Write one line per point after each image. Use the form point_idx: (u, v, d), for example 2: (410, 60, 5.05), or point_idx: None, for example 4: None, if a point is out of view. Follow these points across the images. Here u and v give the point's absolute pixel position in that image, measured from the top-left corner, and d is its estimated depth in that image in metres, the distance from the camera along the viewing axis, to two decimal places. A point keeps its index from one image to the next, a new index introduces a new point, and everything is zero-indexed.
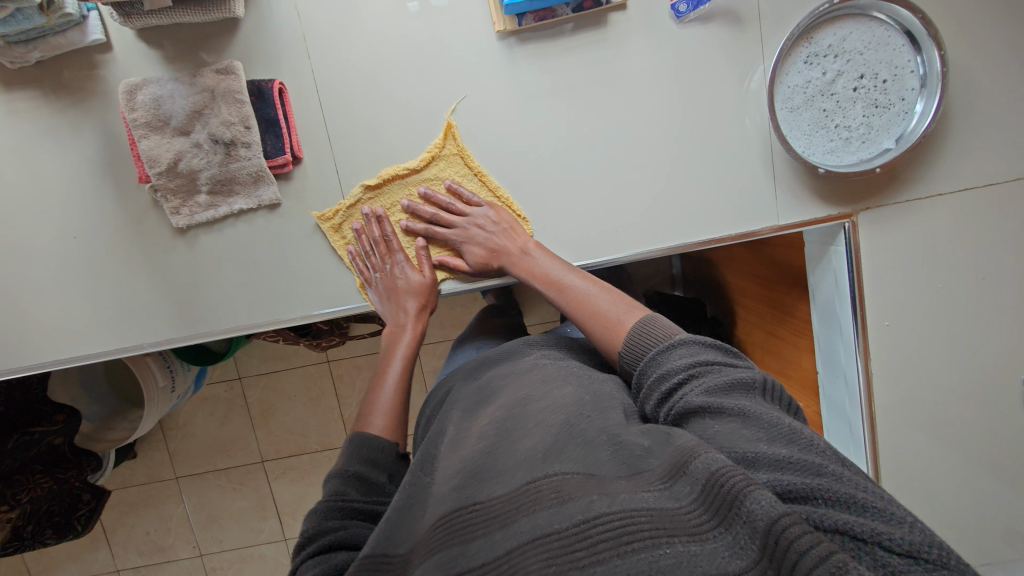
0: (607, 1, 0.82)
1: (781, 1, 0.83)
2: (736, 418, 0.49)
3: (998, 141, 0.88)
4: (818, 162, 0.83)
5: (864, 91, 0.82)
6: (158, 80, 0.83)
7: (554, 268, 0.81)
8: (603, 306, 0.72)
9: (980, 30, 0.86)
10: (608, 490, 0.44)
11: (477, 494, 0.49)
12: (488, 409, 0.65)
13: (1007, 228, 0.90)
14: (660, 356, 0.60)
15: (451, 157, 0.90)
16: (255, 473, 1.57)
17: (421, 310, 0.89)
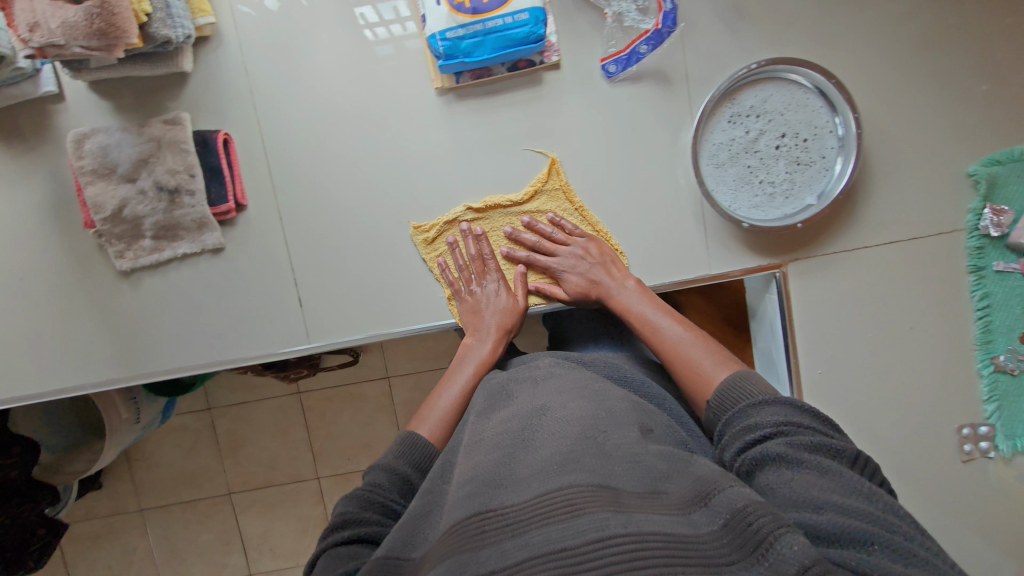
0: (540, 62, 0.86)
1: (705, 64, 0.87)
2: (813, 471, 0.51)
3: (921, 196, 0.92)
4: (742, 217, 0.87)
5: (786, 149, 0.85)
6: (106, 129, 0.85)
7: (645, 308, 0.81)
8: (702, 352, 0.72)
9: (897, 92, 0.90)
10: (624, 507, 0.47)
11: (492, 501, 0.51)
12: (503, 413, 0.65)
13: (931, 280, 0.93)
14: (755, 408, 0.59)
15: (553, 192, 0.91)
16: (221, 506, 1.54)
17: (500, 330, 0.87)
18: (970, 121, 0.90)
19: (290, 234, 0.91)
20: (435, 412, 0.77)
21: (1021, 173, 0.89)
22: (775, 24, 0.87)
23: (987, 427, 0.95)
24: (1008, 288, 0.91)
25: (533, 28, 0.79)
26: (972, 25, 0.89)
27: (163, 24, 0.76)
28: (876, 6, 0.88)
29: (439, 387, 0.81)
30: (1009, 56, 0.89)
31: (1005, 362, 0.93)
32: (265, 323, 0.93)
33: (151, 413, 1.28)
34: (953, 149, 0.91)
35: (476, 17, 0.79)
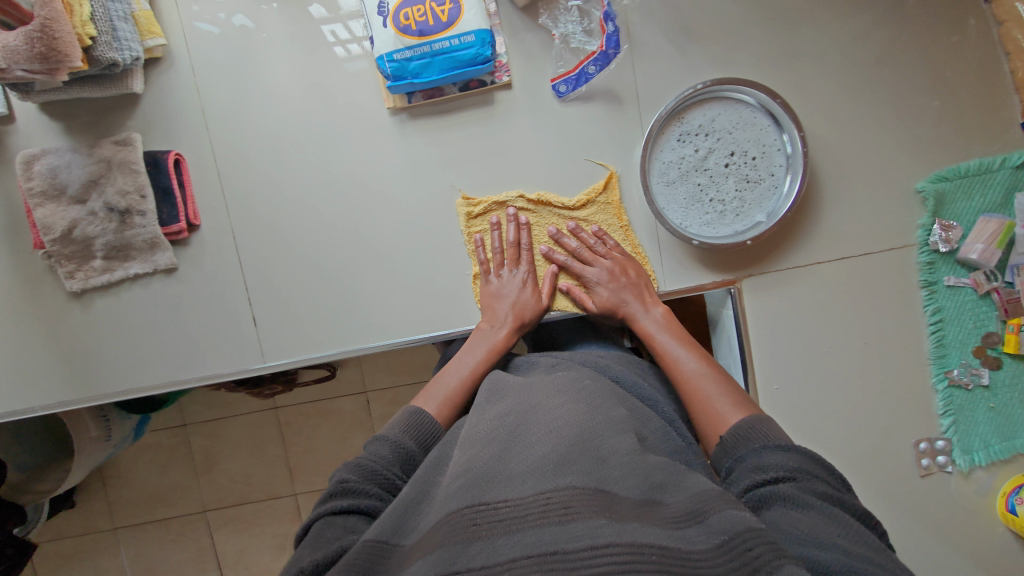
0: (491, 82, 0.87)
1: (654, 84, 0.89)
2: (821, 515, 0.49)
3: (872, 212, 0.93)
4: (693, 235, 0.87)
5: (735, 167, 0.86)
6: (57, 151, 0.85)
7: (667, 337, 0.80)
8: (721, 391, 0.70)
9: (845, 110, 0.91)
10: (619, 514, 0.46)
11: (486, 494, 0.49)
12: (499, 406, 0.63)
13: (884, 294, 0.94)
14: (770, 449, 0.57)
15: (606, 206, 0.91)
16: (195, 524, 1.51)
17: (516, 323, 0.86)
18: (918, 138, 0.92)
19: (244, 254, 0.91)
20: (442, 389, 0.76)
21: (968, 189, 0.90)
22: (721, 45, 0.89)
23: (944, 441, 0.95)
24: (959, 302, 0.92)
25: (480, 48, 0.80)
26: (916, 44, 0.90)
27: (110, 46, 0.76)
28: (821, 27, 0.90)
29: (450, 364, 0.81)
30: (953, 74, 0.91)
31: (959, 376, 0.93)
32: (220, 342, 0.92)
33: (124, 431, 1.28)
34: (902, 166, 0.92)
35: (422, 38, 0.79)
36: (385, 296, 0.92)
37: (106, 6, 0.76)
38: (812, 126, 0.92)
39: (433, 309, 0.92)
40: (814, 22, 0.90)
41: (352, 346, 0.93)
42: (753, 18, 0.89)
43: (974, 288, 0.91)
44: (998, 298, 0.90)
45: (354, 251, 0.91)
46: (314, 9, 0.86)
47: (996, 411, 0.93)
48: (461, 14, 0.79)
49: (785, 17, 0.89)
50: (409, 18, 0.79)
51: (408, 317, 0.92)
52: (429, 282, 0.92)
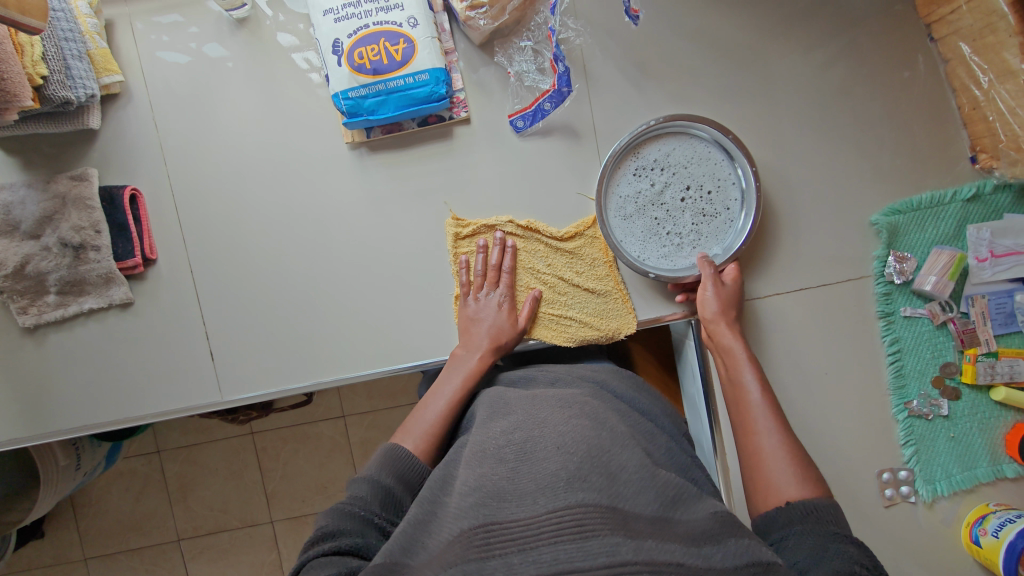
0: (450, 117, 0.87)
1: (611, 118, 0.90)
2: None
3: (830, 243, 0.94)
4: (650, 268, 0.87)
5: (691, 202, 0.87)
6: (11, 186, 0.85)
7: (749, 400, 0.72)
8: (786, 460, 0.64)
9: (800, 143, 0.93)
10: (634, 532, 0.45)
11: (498, 514, 0.47)
12: (505, 422, 0.60)
13: (844, 324, 0.94)
14: (841, 539, 0.55)
15: (593, 239, 0.91)
16: (169, 553, 1.47)
17: (492, 347, 0.84)
18: (871, 171, 0.93)
19: (202, 287, 0.90)
20: (420, 424, 0.74)
21: (921, 222, 0.92)
22: (676, 81, 0.90)
23: (906, 471, 0.95)
24: (916, 333, 0.93)
25: (434, 87, 0.81)
26: (865, 81, 0.92)
27: (62, 85, 0.77)
28: (774, 63, 0.91)
29: (430, 394, 0.79)
30: (904, 110, 0.93)
31: (918, 407, 0.93)
32: (178, 376, 0.91)
33: (93, 460, 1.26)
34: (857, 198, 0.93)
35: (377, 77, 0.80)
36: (345, 329, 0.91)
37: (59, 45, 0.76)
38: (768, 160, 0.93)
39: (392, 343, 0.92)
40: (767, 60, 0.91)
41: (312, 380, 0.92)
42: (707, 55, 0.91)
43: (930, 319, 0.92)
44: (954, 329, 0.91)
45: (314, 284, 0.91)
46: (273, 47, 0.87)
47: (956, 440, 0.93)
48: (415, 54, 0.80)
49: (738, 54, 0.91)
50: (363, 57, 0.79)
51: (369, 349, 0.92)
52: (389, 314, 0.91)
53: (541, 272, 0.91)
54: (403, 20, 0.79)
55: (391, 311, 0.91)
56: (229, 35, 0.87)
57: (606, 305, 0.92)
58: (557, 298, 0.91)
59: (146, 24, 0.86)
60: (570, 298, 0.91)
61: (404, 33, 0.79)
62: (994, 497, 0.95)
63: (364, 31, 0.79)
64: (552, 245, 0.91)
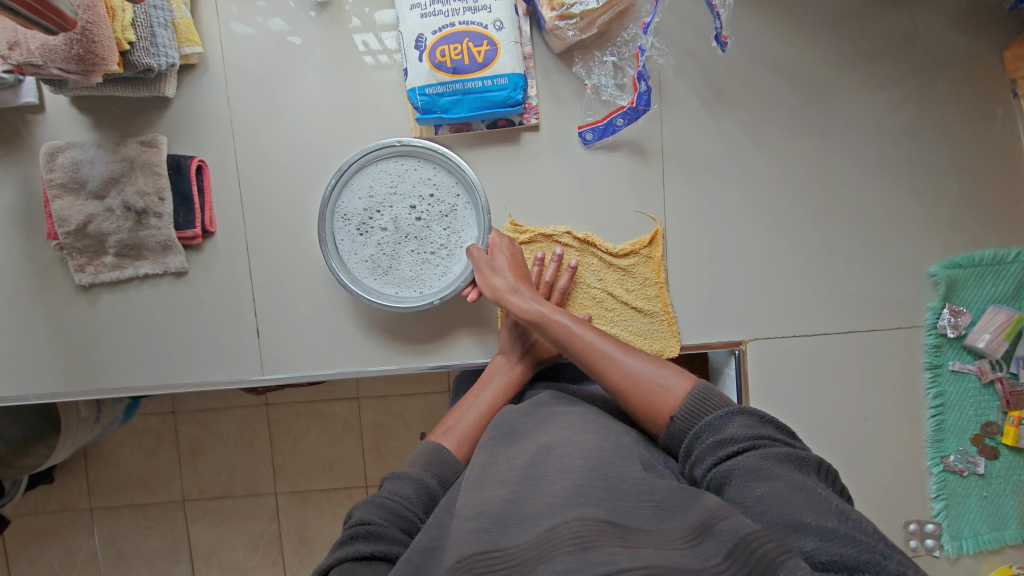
0: (520, 122, 0.87)
1: (681, 141, 0.90)
2: (786, 482, 0.49)
3: (885, 288, 0.92)
4: (442, 293, 0.86)
5: (426, 214, 0.86)
6: (81, 145, 0.86)
7: (577, 343, 0.72)
8: (643, 371, 0.67)
9: (866, 184, 0.92)
10: (633, 541, 0.44)
11: (500, 540, 0.46)
12: (512, 450, 0.61)
13: (890, 371, 0.93)
14: (724, 416, 0.58)
15: (647, 258, 0.91)
16: (173, 512, 1.49)
17: (534, 359, 0.85)
18: (935, 221, 0.92)
19: (254, 264, 0.91)
20: (461, 426, 0.76)
21: (980, 277, 0.91)
22: (750, 110, 0.90)
23: (934, 525, 0.94)
24: (962, 388, 0.92)
25: (511, 92, 0.80)
26: (942, 129, 0.91)
27: (146, 52, 0.77)
28: (851, 102, 0.90)
29: (469, 398, 0.81)
30: (977, 164, 0.91)
31: (955, 462, 0.92)
32: (220, 347, 0.92)
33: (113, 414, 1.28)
34: (917, 247, 0.92)
35: (456, 76, 0.79)
36: (387, 320, 0.92)
37: (148, 13, 0.76)
38: (831, 196, 0.92)
39: (435, 340, 0.92)
40: (845, 98, 0.90)
41: (351, 368, 0.93)
42: (785, 88, 0.90)
43: (977, 376, 0.91)
44: (1001, 389, 0.90)
45: None
46: (354, 35, 0.87)
47: (988, 499, 0.92)
48: (497, 57, 0.79)
49: (816, 88, 0.90)
50: (445, 55, 0.79)
51: (409, 343, 0.92)
52: (433, 311, 0.92)
53: (591, 286, 0.91)
54: (489, 21, 0.79)
55: (434, 307, 0.92)
56: (311, 19, 0.87)
57: (651, 323, 0.91)
58: (604, 314, 0.92)
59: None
60: (617, 314, 0.92)
61: (488, 34, 0.79)
62: (1017, 560, 0.94)
63: (449, 29, 0.78)
64: (606, 260, 0.91)
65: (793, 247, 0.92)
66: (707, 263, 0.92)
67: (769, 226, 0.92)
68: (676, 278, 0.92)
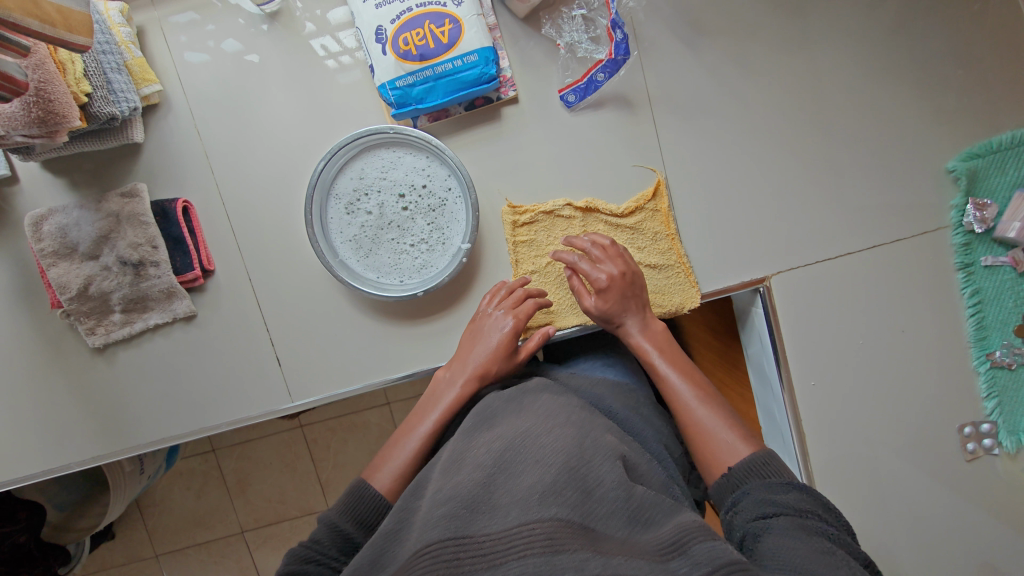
0: (498, 98, 0.84)
1: (667, 85, 0.86)
2: (821, 548, 0.50)
3: (901, 193, 0.89)
4: (417, 288, 0.84)
5: (414, 206, 0.83)
6: (64, 209, 0.84)
7: (674, 378, 0.74)
8: (725, 428, 0.68)
9: (865, 90, 0.87)
10: (602, 548, 0.46)
11: (470, 527, 0.47)
12: (489, 434, 0.59)
13: (922, 279, 0.90)
14: (789, 485, 0.58)
15: (653, 212, 0.88)
16: (235, 545, 1.51)
17: (478, 375, 0.77)
18: (943, 114, 0.88)
19: (260, 294, 0.89)
20: (395, 462, 0.70)
21: (1001, 164, 0.87)
22: (732, 37, 0.85)
23: (989, 424, 0.91)
24: (997, 282, 0.89)
25: (483, 68, 0.76)
26: (935, 16, 0.86)
27: (106, 100, 0.75)
28: (835, 8, 0.86)
29: (413, 419, 0.75)
30: (979, 46, 0.87)
31: (1001, 358, 0.90)
32: (244, 381, 0.91)
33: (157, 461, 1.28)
34: (929, 145, 0.88)
35: (424, 63, 0.75)
36: (402, 326, 0.91)
37: (98, 59, 0.73)
38: (832, 109, 0.88)
39: (454, 336, 0.91)
40: (830, 4, 0.86)
41: (377, 380, 0.92)
42: (766, 6, 0.85)
43: (1013, 267, 0.88)
44: None
45: None
46: (314, 45, 0.84)
47: None
48: (462, 34, 0.75)
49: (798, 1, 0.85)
50: (409, 43, 0.75)
51: (428, 344, 0.91)
52: (447, 308, 0.90)
53: None
54: None
55: (446, 304, 0.90)
56: (265, 34, 0.84)
57: (669, 277, 0.89)
58: None
59: (181, 25, 0.83)
60: None
61: (448, 13, 0.75)
62: None
63: (408, 15, 0.75)
64: (612, 222, 0.88)
65: (799, 171, 0.89)
66: (716, 205, 0.89)
67: (772, 154, 0.88)
68: (686, 226, 0.89)
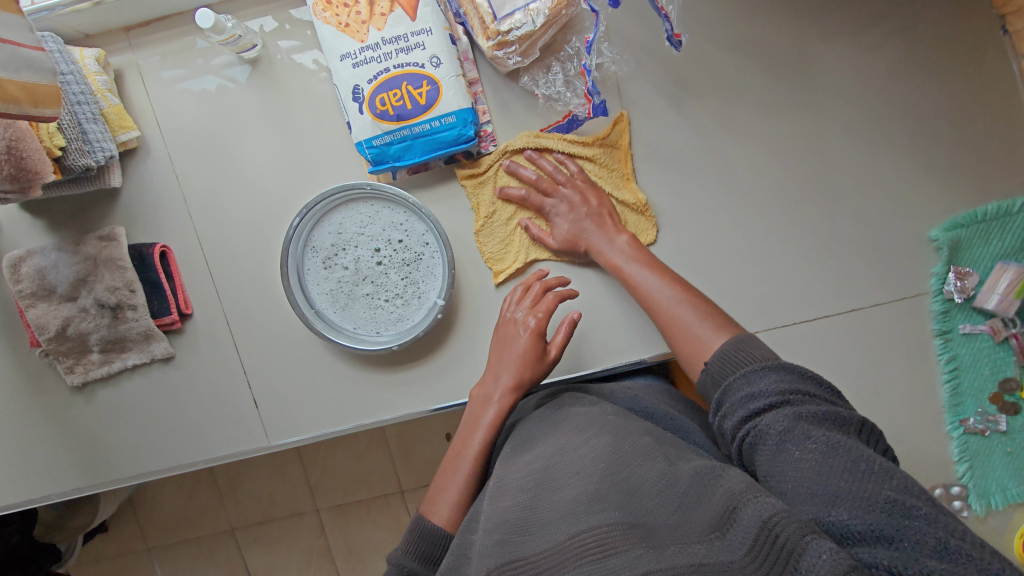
0: (477, 152, 0.83)
1: (649, 144, 0.85)
2: (822, 447, 0.45)
3: (887, 257, 0.88)
4: (391, 341, 0.84)
5: (389, 261, 0.83)
6: (42, 250, 0.84)
7: (639, 265, 0.77)
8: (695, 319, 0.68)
9: (853, 153, 0.86)
10: (657, 541, 0.42)
11: (521, 549, 0.45)
12: (527, 456, 0.58)
13: (901, 344, 0.89)
14: (768, 368, 0.53)
15: (612, 147, 0.85)
16: (223, 544, 1.36)
17: (512, 388, 0.74)
18: (932, 181, 0.86)
19: (237, 338, 0.90)
20: (450, 489, 0.68)
21: (985, 234, 0.86)
22: (716, 98, 0.85)
23: (960, 487, 0.92)
24: (975, 349, 0.89)
25: (462, 129, 0.75)
26: (927, 82, 0.84)
27: (81, 152, 0.74)
28: (824, 70, 0.84)
29: (460, 437, 0.73)
30: (970, 111, 0.85)
31: (974, 424, 0.90)
32: (220, 422, 0.92)
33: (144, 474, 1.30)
34: (915, 211, 0.87)
35: (401, 123, 0.75)
36: (378, 373, 0.90)
37: (73, 111, 0.73)
38: (817, 173, 0.86)
39: (428, 386, 0.90)
40: (819, 67, 0.84)
41: (350, 425, 0.92)
42: (754, 67, 0.84)
43: (991, 335, 0.88)
44: (1016, 344, 0.86)
45: None
46: (302, 60, 0.83)
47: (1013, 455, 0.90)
48: (440, 96, 0.74)
49: (786, 64, 0.84)
50: (386, 103, 0.74)
51: (402, 391, 0.91)
52: (424, 357, 0.90)
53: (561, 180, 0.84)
54: (425, 60, 0.74)
55: (422, 351, 0.90)
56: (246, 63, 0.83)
57: (620, 212, 0.87)
58: None
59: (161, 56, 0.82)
60: None
61: (426, 74, 0.74)
62: None
63: (385, 75, 0.74)
64: (569, 154, 0.85)
65: (783, 231, 0.87)
66: (695, 264, 0.88)
67: (755, 212, 0.87)
68: None
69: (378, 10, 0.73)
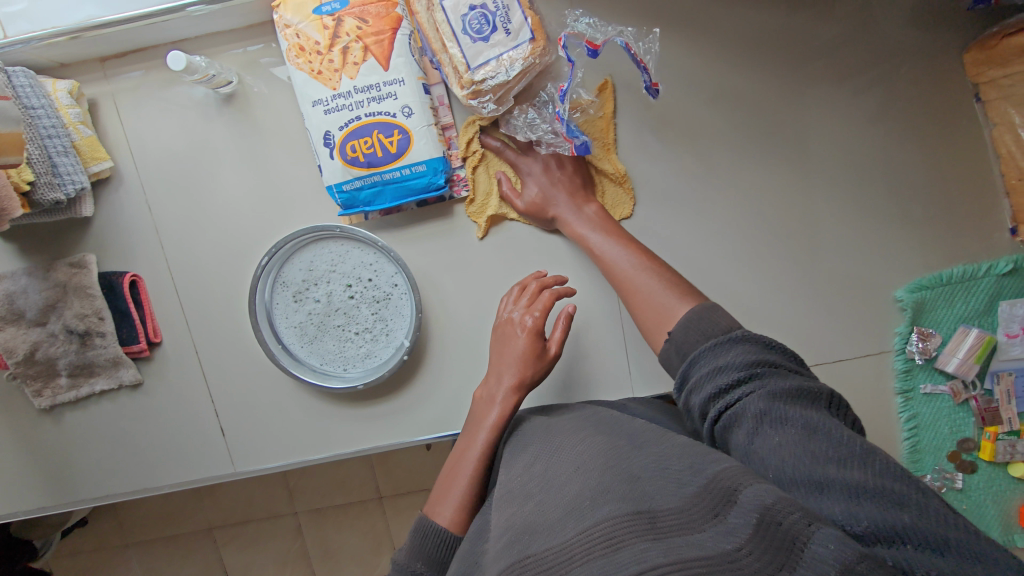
0: (448, 196, 0.85)
1: (621, 194, 0.86)
2: (802, 429, 0.43)
3: (854, 314, 0.88)
4: (358, 378, 0.84)
5: (359, 297, 0.84)
6: (12, 275, 0.85)
7: (601, 236, 0.78)
8: (663, 293, 0.68)
9: (825, 211, 0.87)
10: (664, 531, 0.39)
11: (531, 547, 0.42)
12: (525, 458, 0.56)
13: (864, 399, 0.90)
14: (731, 339, 0.53)
15: (594, 119, 0.84)
16: (200, 543, 1.34)
17: (517, 387, 0.73)
18: (901, 242, 0.87)
19: (206, 366, 0.90)
20: (457, 489, 0.66)
21: (950, 296, 0.87)
22: (689, 152, 0.85)
23: None
24: (935, 408, 0.90)
25: (432, 177, 0.76)
26: (900, 144, 0.85)
27: (51, 185, 0.74)
28: (799, 128, 0.85)
29: (462, 443, 0.72)
30: (942, 174, 0.86)
31: (932, 481, 0.91)
32: (188, 448, 0.92)
33: None
34: (885, 270, 0.88)
35: (371, 169, 0.75)
36: (346, 407, 0.91)
37: (42, 145, 0.72)
38: (789, 228, 0.87)
39: (395, 421, 0.91)
40: (793, 124, 0.85)
41: (317, 456, 0.92)
42: (728, 122, 0.85)
43: (951, 396, 0.89)
44: (975, 407, 0.88)
45: None
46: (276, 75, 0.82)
47: (966, 511, 0.90)
48: (411, 145, 0.75)
49: (760, 120, 0.85)
50: (357, 150, 0.75)
51: (369, 425, 0.91)
52: (391, 393, 0.90)
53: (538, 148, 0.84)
54: (397, 109, 0.74)
55: (390, 387, 0.90)
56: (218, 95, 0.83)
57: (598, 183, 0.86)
58: None
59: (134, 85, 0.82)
60: None
61: (398, 123, 0.74)
62: None
63: (357, 123, 0.74)
64: None
65: (755, 284, 0.88)
66: None
67: (727, 265, 0.87)
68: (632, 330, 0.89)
69: (351, 59, 0.73)
